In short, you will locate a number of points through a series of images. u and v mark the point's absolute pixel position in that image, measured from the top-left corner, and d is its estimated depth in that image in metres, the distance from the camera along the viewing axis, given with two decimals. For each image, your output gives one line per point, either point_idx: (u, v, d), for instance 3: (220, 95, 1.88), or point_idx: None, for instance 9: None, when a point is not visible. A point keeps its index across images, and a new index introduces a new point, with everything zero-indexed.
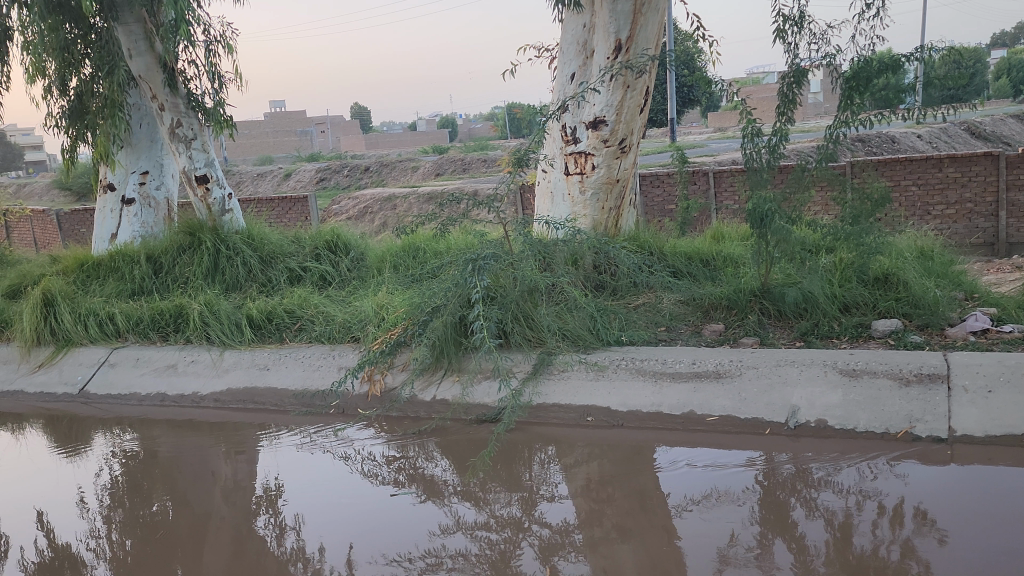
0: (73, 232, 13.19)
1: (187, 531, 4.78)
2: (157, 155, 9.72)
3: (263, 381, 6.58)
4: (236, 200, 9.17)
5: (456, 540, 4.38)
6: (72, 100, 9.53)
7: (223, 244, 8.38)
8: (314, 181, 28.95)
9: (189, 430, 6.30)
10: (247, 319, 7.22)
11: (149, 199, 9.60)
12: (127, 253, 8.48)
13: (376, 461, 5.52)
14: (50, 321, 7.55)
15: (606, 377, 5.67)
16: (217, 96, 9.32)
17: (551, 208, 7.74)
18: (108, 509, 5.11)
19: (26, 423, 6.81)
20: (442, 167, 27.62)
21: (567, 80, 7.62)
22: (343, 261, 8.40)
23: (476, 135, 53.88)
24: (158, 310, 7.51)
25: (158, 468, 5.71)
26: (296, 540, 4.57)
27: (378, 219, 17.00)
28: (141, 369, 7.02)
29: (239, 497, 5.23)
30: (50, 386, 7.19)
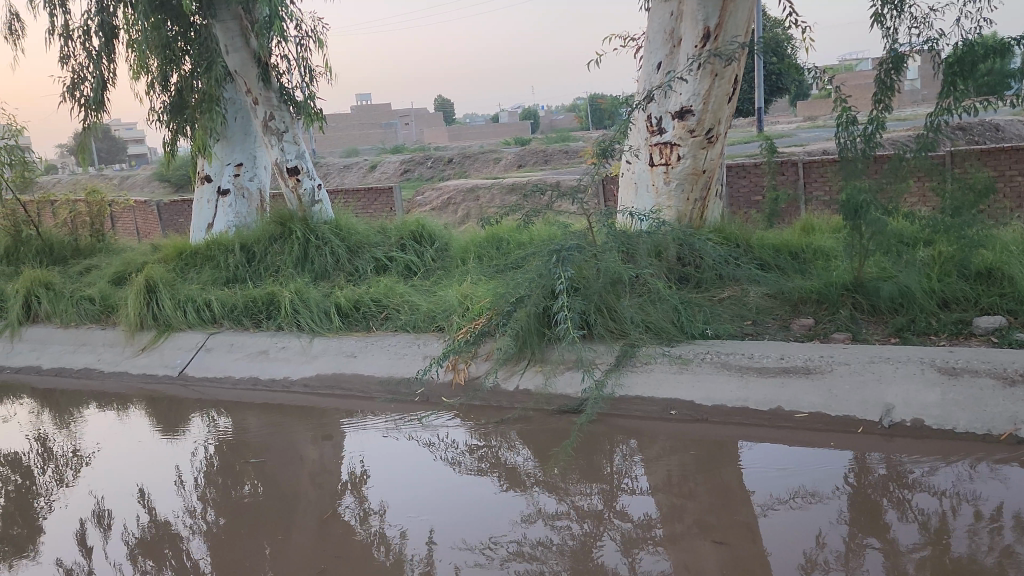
0: (172, 222, 13.77)
1: (276, 511, 4.95)
2: (251, 148, 10.05)
3: (350, 367, 6.77)
4: (325, 191, 9.40)
5: (536, 530, 4.40)
6: (172, 95, 9.93)
7: (313, 234, 8.62)
8: (398, 172, 29.45)
9: (279, 414, 6.51)
10: (336, 307, 7.40)
11: (243, 189, 9.94)
12: (222, 243, 8.84)
13: (459, 449, 5.59)
14: (152, 306, 7.93)
15: (691, 370, 5.60)
16: (307, 90, 9.58)
17: (634, 199, 7.66)
18: (203, 489, 5.34)
19: (129, 402, 7.16)
20: (523, 159, 27.66)
21: (653, 69, 7.51)
22: (428, 251, 8.53)
23: (558, 127, 53.79)
24: (251, 298, 7.79)
25: (249, 450, 5.92)
26: (380, 523, 4.67)
27: (461, 210, 17.16)
28: (235, 354, 7.32)
29: (325, 480, 5.38)
30: (151, 368, 7.55)
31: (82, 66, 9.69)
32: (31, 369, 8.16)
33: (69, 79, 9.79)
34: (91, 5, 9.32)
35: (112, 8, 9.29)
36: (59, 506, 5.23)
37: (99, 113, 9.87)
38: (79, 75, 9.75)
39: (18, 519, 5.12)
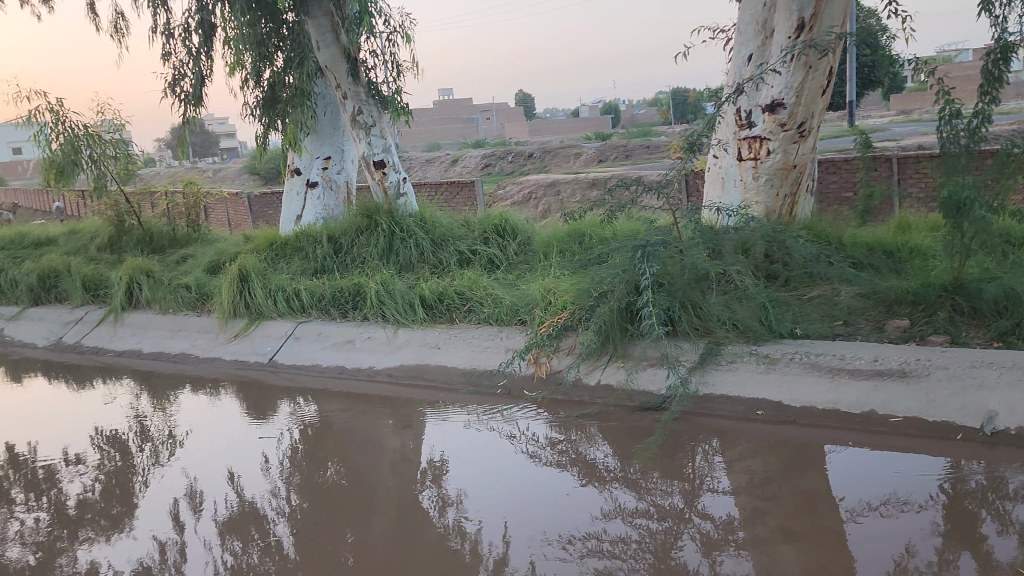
0: (262, 214, 14.21)
1: (357, 497, 5.06)
2: (339, 141, 10.28)
3: (434, 359, 6.88)
4: (410, 184, 9.56)
5: (616, 526, 4.36)
6: (265, 90, 10.23)
7: (397, 226, 8.76)
8: (479, 167, 29.67)
9: (363, 402, 6.65)
10: (420, 299, 7.51)
11: (331, 181, 10.18)
12: (310, 234, 9.08)
13: (539, 442, 5.59)
14: (244, 295, 8.21)
15: (778, 370, 5.47)
16: (394, 85, 9.73)
17: (721, 194, 7.55)
18: (288, 473, 5.49)
19: (221, 386, 7.44)
20: (604, 154, 27.48)
21: (744, 61, 7.37)
22: (510, 245, 8.56)
23: (639, 122, 53.23)
24: (338, 288, 7.98)
25: (333, 437, 6.07)
26: (459, 513, 4.71)
27: (542, 205, 17.16)
28: (322, 343, 7.53)
29: (406, 468, 5.47)
30: (243, 354, 7.84)
31: (182, 62, 10.08)
32: (131, 352, 8.57)
33: (170, 75, 10.20)
34: (192, 4, 9.67)
35: (211, 6, 9.62)
36: (155, 484, 5.47)
37: (198, 108, 10.25)
38: (179, 71, 10.14)
39: (118, 494, 5.38)
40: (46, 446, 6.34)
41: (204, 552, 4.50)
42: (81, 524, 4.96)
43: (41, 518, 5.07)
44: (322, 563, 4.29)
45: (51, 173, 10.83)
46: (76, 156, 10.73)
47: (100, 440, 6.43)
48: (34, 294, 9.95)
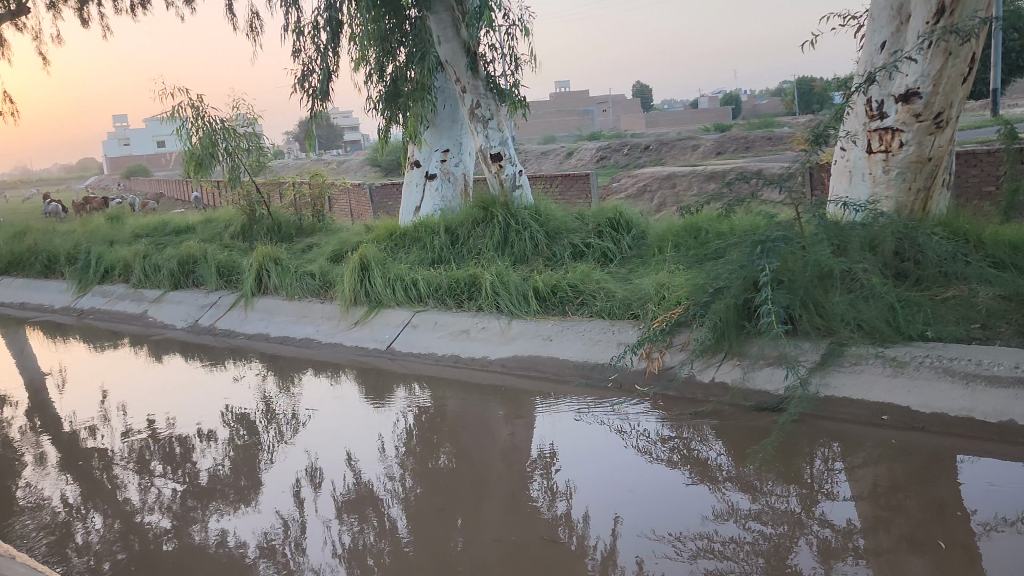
0: (383, 205, 14.64)
1: (468, 484, 5.16)
2: (458, 134, 10.46)
3: (546, 351, 6.94)
4: (526, 176, 9.65)
5: (729, 527, 4.28)
6: (388, 84, 10.51)
7: (513, 218, 8.85)
8: (594, 159, 29.52)
9: (475, 391, 6.77)
10: (534, 291, 7.56)
11: (449, 174, 10.39)
12: (428, 225, 9.31)
13: (650, 438, 5.54)
14: (365, 283, 8.51)
15: (907, 374, 5.22)
16: (512, 78, 9.81)
17: (848, 187, 7.25)
18: (403, 457, 5.66)
19: (342, 371, 7.73)
20: (723, 145, 26.77)
21: (876, 49, 7.02)
22: (624, 239, 8.50)
23: (760, 112, 51.57)
24: (454, 279, 8.14)
25: (446, 424, 6.21)
26: (567, 505, 4.73)
27: (657, 198, 16.94)
28: (438, 332, 7.74)
29: (516, 458, 5.53)
30: (363, 341, 8.15)
31: (311, 59, 10.50)
32: (259, 336, 9.02)
33: (300, 71, 10.64)
34: (321, 2, 10.06)
35: (338, 4, 9.97)
36: (279, 461, 5.75)
37: (324, 102, 10.65)
38: (308, 67, 10.57)
39: (246, 470, 5.68)
40: (183, 422, 6.77)
41: (323, 528, 4.70)
42: (212, 496, 5.27)
43: (177, 488, 5.43)
44: (434, 547, 4.40)
45: (190, 165, 11.50)
46: (213, 149, 11.35)
47: (230, 418, 6.80)
48: (174, 279, 10.62)
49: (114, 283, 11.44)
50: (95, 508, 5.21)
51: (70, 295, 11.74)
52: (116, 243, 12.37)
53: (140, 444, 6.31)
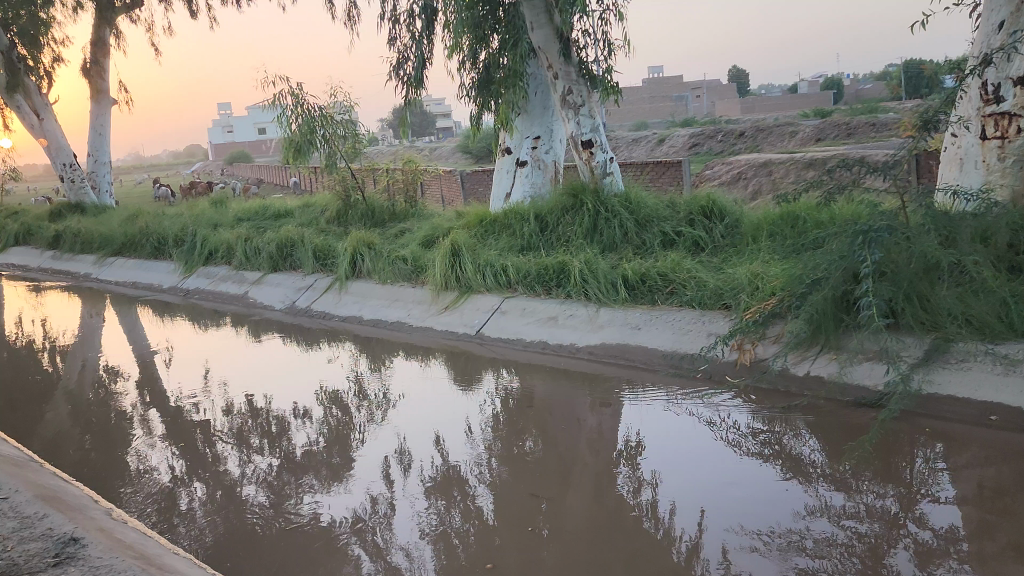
0: (473, 191, 14.77)
1: (554, 471, 5.17)
2: (549, 121, 10.43)
3: (635, 340, 6.88)
4: (617, 164, 9.58)
5: (821, 525, 4.16)
6: (481, 72, 10.57)
7: (603, 206, 8.79)
8: (687, 145, 29.00)
9: (562, 378, 6.78)
10: (623, 279, 7.50)
11: (539, 161, 10.39)
12: (518, 212, 9.35)
13: (741, 431, 5.43)
14: (456, 269, 8.62)
15: (1019, 373, 4.94)
16: (605, 64, 9.72)
17: (959, 175, 6.92)
18: (489, 441, 5.72)
19: (432, 354, 7.87)
20: (824, 132, 25.82)
21: (994, 29, 6.64)
22: (717, 228, 8.31)
23: (864, 97, 49.50)
24: (543, 266, 8.15)
25: (532, 410, 6.24)
26: (653, 495, 4.69)
27: (752, 186, 16.51)
28: (526, 318, 7.77)
29: (602, 446, 5.50)
30: (453, 326, 8.27)
31: (406, 46, 10.66)
32: (353, 318, 9.26)
33: (395, 59, 10.82)
34: None
35: None
36: (370, 441, 5.91)
37: (418, 90, 10.81)
38: (403, 55, 10.73)
39: (338, 448, 5.85)
40: (280, 400, 7.02)
41: (410, 507, 4.80)
42: (306, 472, 5.46)
43: (274, 463, 5.64)
44: (518, 531, 4.43)
45: (290, 152, 11.92)
46: (312, 136, 11.72)
47: (324, 397, 7.02)
48: (273, 262, 11.00)
49: (218, 265, 11.94)
50: (198, 479, 5.46)
51: (177, 276, 12.33)
52: (219, 227, 12.90)
53: (240, 420, 6.58)
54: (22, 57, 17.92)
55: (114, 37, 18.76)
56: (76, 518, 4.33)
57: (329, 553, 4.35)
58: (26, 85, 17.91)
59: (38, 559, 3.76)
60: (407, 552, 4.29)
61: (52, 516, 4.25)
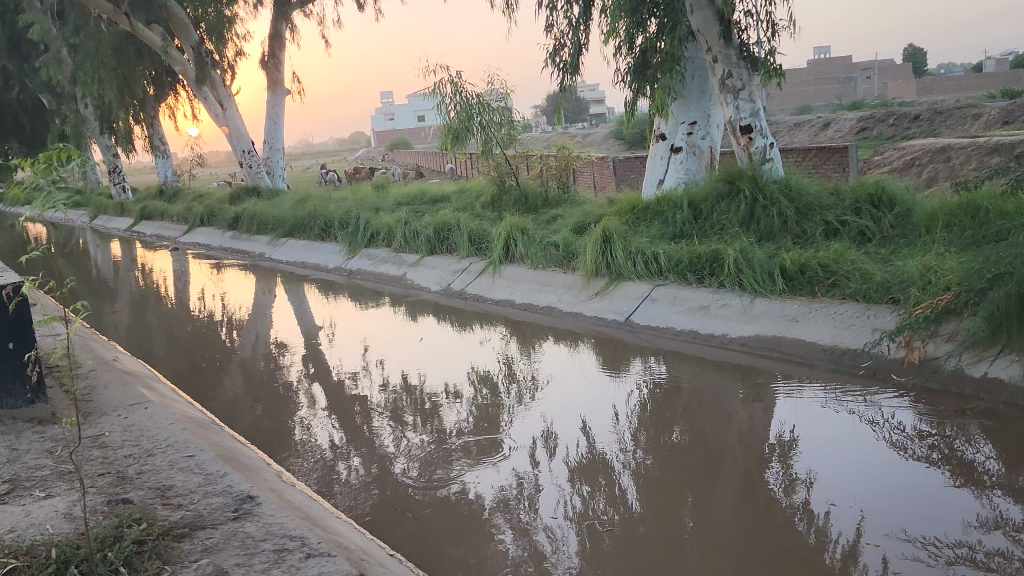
0: (625, 178, 14.67)
1: (702, 464, 5.10)
2: (706, 106, 10.18)
3: (792, 332, 6.65)
4: (778, 149, 9.28)
5: (994, 539, 3.88)
6: (637, 56, 10.44)
7: (761, 193, 8.52)
8: (855, 130, 27.62)
9: (713, 369, 6.65)
10: (780, 269, 7.24)
11: (695, 147, 10.20)
12: (671, 199, 9.22)
13: (906, 433, 5.14)
14: (606, 255, 8.62)
15: None
16: (768, 46, 9.36)
17: None
18: (636, 429, 5.70)
19: (581, 340, 7.91)
20: (1011, 114, 23.66)
21: None
22: (886, 216, 7.84)
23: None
24: (696, 254, 7.99)
25: (681, 401, 6.16)
26: (806, 494, 4.53)
27: (927, 173, 15.45)
28: (677, 307, 7.68)
29: (752, 441, 5.37)
30: (602, 312, 8.28)
31: (563, 33, 10.69)
32: (505, 302, 9.48)
33: (552, 45, 10.88)
34: None
35: None
36: (519, 422, 6.05)
37: (574, 76, 10.84)
38: (560, 41, 10.78)
39: (487, 427, 6.03)
40: (434, 378, 7.30)
41: (556, 490, 4.87)
42: (456, 450, 5.65)
43: (426, 438, 5.89)
44: (663, 523, 4.40)
45: (448, 139, 12.33)
46: (469, 123, 12.04)
47: (475, 377, 7.25)
48: (430, 245, 11.40)
49: (379, 247, 12.49)
50: (356, 450, 5.79)
51: (342, 257, 13.03)
52: (380, 210, 13.49)
53: (397, 396, 6.91)
54: (209, 51, 19.38)
55: (289, 30, 19.91)
56: (251, 479, 4.71)
57: (476, 530, 4.49)
58: (212, 77, 19.36)
59: (220, 512, 4.12)
60: (550, 534, 4.36)
61: (231, 474, 4.64)
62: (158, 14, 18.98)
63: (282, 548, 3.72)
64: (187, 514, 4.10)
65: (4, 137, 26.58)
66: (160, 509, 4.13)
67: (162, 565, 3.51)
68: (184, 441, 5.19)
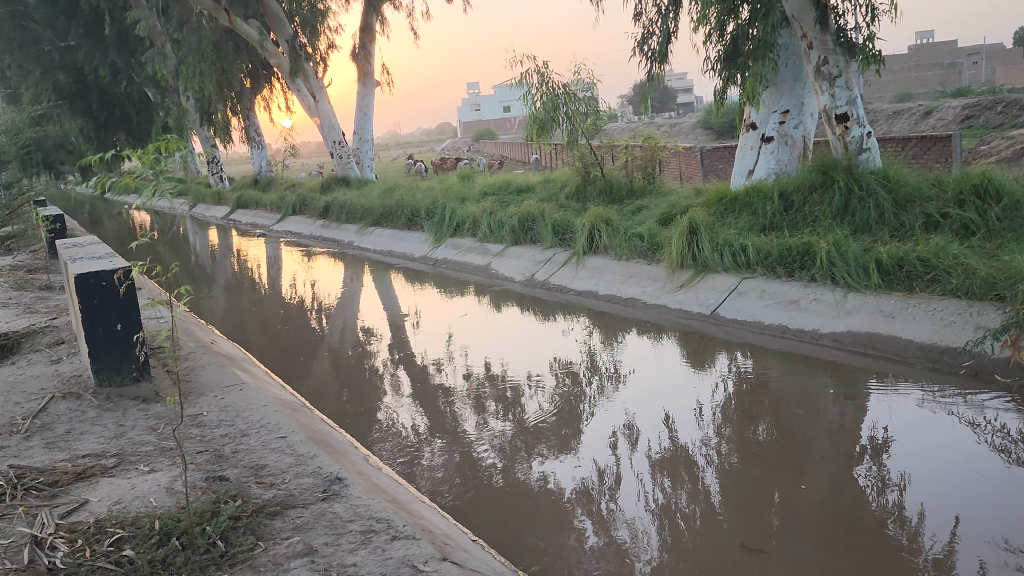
0: (713, 168, 14.39)
1: (788, 462, 4.97)
2: (800, 94, 9.89)
3: (888, 329, 6.43)
4: (875, 138, 8.93)
5: None
6: (728, 44, 10.22)
7: (857, 183, 8.23)
8: (959, 118, 26.33)
9: (802, 365, 6.48)
10: (876, 263, 6.98)
11: (787, 136, 9.93)
12: (761, 190, 9.00)
13: (1010, 436, 4.90)
14: (693, 247, 8.49)
15: None
16: (867, 31, 9.01)
17: None
18: (720, 424, 5.61)
19: (665, 332, 7.82)
20: None
21: None
22: (993, 209, 7.41)
23: None
24: (786, 246, 7.78)
25: (767, 396, 6.02)
26: (899, 496, 4.37)
27: None
28: (766, 301, 7.51)
29: (843, 439, 5.21)
30: (687, 305, 8.18)
31: (652, 21, 10.55)
32: (588, 293, 9.45)
33: (640, 34, 10.76)
34: None
35: None
36: (601, 413, 6.03)
37: (662, 65, 10.69)
38: (649, 30, 10.65)
39: (569, 417, 6.04)
40: (516, 367, 7.35)
41: (637, 483, 4.84)
42: (538, 439, 5.68)
43: (508, 427, 5.94)
44: (748, 520, 4.32)
45: (534, 129, 12.37)
46: (555, 113, 12.08)
47: (557, 367, 7.27)
48: (514, 235, 11.43)
49: (464, 236, 12.61)
50: (439, 436, 5.88)
51: (428, 246, 13.23)
52: (466, 200, 13.63)
53: (480, 384, 6.99)
54: (303, 45, 19.90)
55: (379, 23, 20.24)
56: (340, 461, 4.85)
57: (556, 519, 4.51)
58: (305, 70, 19.89)
59: (310, 492, 4.25)
60: (630, 527, 4.34)
61: (321, 456, 4.79)
62: (255, 9, 19.58)
63: (369, 529, 3.82)
64: (279, 492, 4.25)
65: (112, 129, 27.95)
66: (253, 487, 4.30)
67: (255, 540, 3.65)
68: (276, 423, 5.38)
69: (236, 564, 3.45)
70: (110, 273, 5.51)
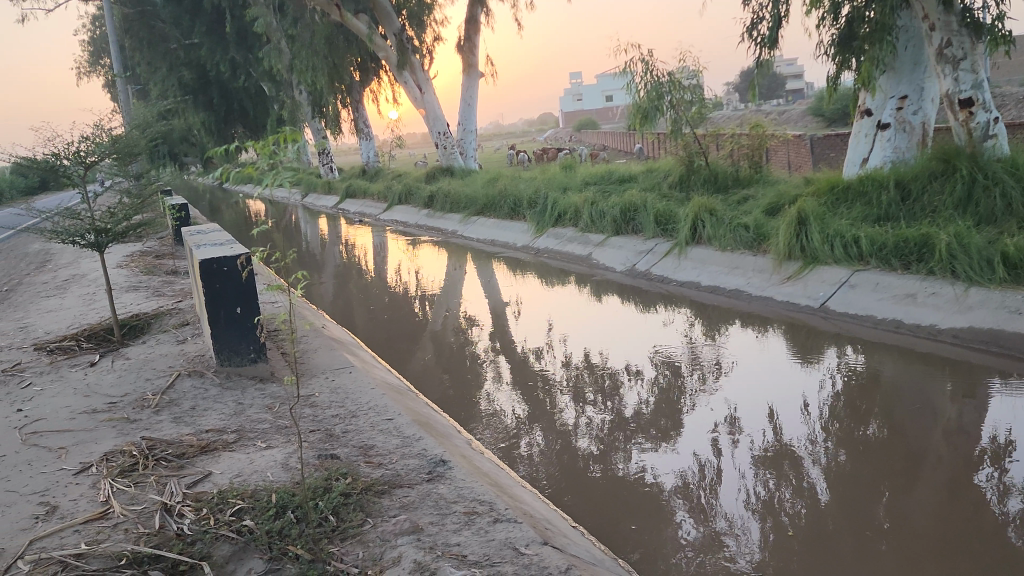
0: (824, 156, 13.92)
1: (900, 462, 4.80)
2: (920, 78, 9.43)
3: (1013, 325, 6.09)
4: (1003, 124, 8.47)
5: None
6: (842, 27, 9.83)
7: (982, 171, 7.80)
8: None
9: (918, 361, 6.22)
10: (1002, 256, 6.59)
11: (905, 123, 9.50)
12: (876, 179, 8.67)
13: None
14: (801, 238, 8.27)
15: None
16: (996, 10, 8.49)
17: None
18: (829, 420, 5.45)
19: (770, 325, 7.64)
20: None
21: None
22: None
23: None
24: (902, 237, 7.46)
25: (879, 394, 5.81)
26: (1022, 503, 4.15)
27: None
28: (880, 294, 7.24)
29: (961, 441, 4.96)
30: (796, 298, 7.96)
31: (762, 6, 10.27)
32: (691, 284, 9.32)
33: (750, 19, 10.48)
34: None
35: None
36: (703, 404, 5.98)
37: (772, 50, 10.39)
38: (758, 15, 10.37)
39: (670, 408, 6.00)
40: (617, 357, 7.35)
41: (739, 477, 4.77)
42: (638, 429, 5.68)
43: (607, 417, 5.96)
44: (856, 521, 4.20)
45: (637, 118, 12.31)
46: (658, 102, 12.03)
47: (658, 358, 7.22)
48: (616, 225, 11.37)
49: (566, 226, 12.64)
50: (538, 424, 5.95)
51: (529, 235, 13.34)
52: (568, 190, 13.66)
53: (581, 373, 7.02)
54: (410, 37, 20.33)
55: (484, 14, 20.43)
56: (444, 444, 4.99)
57: (655, 509, 4.51)
58: (411, 62, 20.32)
59: (415, 473, 4.39)
60: (731, 521, 4.30)
61: (426, 439, 4.91)
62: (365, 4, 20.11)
63: (472, 511, 3.91)
64: (386, 472, 4.41)
65: (232, 122, 29.31)
66: (362, 466, 4.47)
67: (364, 516, 3.80)
68: (383, 405, 5.56)
69: (347, 538, 3.60)
70: (231, 259, 5.79)
